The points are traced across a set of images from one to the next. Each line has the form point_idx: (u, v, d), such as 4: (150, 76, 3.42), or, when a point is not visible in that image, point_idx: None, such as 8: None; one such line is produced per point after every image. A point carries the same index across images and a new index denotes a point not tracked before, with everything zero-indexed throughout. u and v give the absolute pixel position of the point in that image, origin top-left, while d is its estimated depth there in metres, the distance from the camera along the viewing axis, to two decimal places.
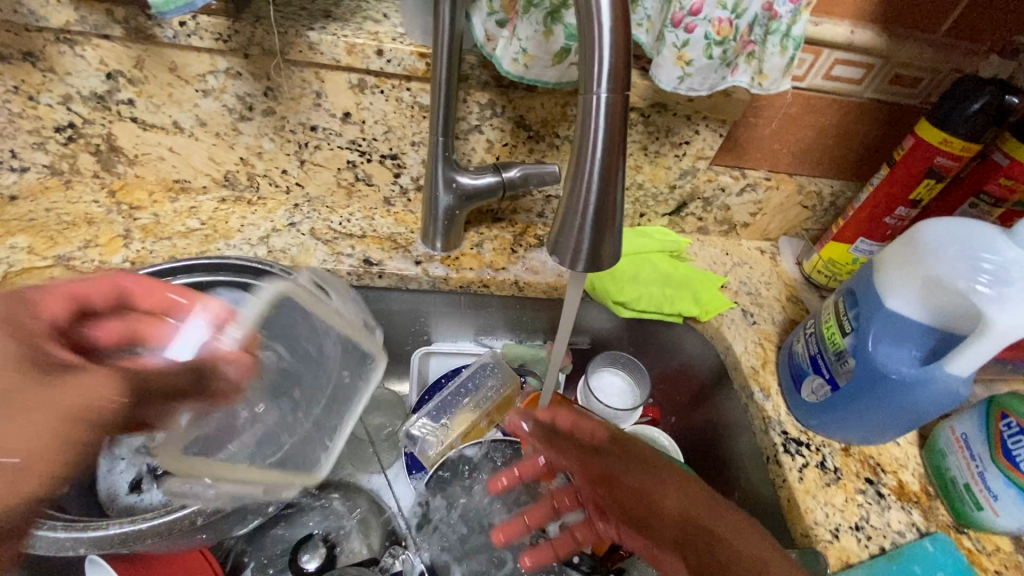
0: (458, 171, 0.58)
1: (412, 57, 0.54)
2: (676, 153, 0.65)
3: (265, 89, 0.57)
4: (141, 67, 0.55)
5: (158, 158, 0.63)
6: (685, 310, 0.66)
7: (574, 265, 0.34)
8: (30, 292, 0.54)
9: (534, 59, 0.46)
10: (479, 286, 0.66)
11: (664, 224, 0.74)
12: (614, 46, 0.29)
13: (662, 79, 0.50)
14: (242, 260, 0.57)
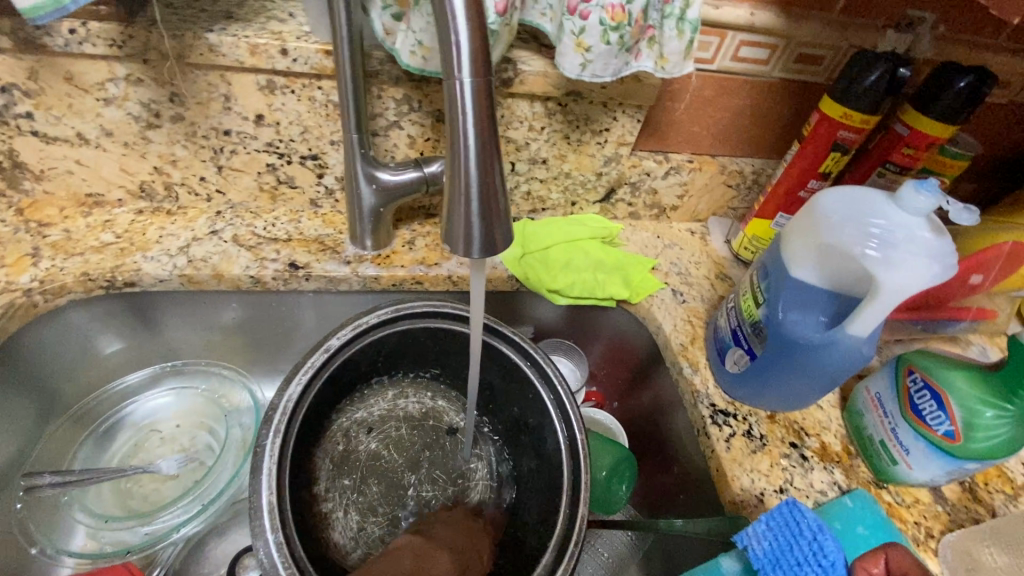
0: (378, 168, 0.58)
1: (319, 55, 0.53)
2: (598, 140, 0.66)
3: (170, 95, 0.55)
4: (35, 79, 0.53)
5: (66, 173, 0.61)
6: (616, 294, 0.67)
7: (466, 253, 0.34)
8: None
9: (431, 51, 0.46)
10: (412, 283, 0.65)
11: (596, 211, 0.75)
12: (471, 28, 0.29)
13: (566, 67, 0.51)
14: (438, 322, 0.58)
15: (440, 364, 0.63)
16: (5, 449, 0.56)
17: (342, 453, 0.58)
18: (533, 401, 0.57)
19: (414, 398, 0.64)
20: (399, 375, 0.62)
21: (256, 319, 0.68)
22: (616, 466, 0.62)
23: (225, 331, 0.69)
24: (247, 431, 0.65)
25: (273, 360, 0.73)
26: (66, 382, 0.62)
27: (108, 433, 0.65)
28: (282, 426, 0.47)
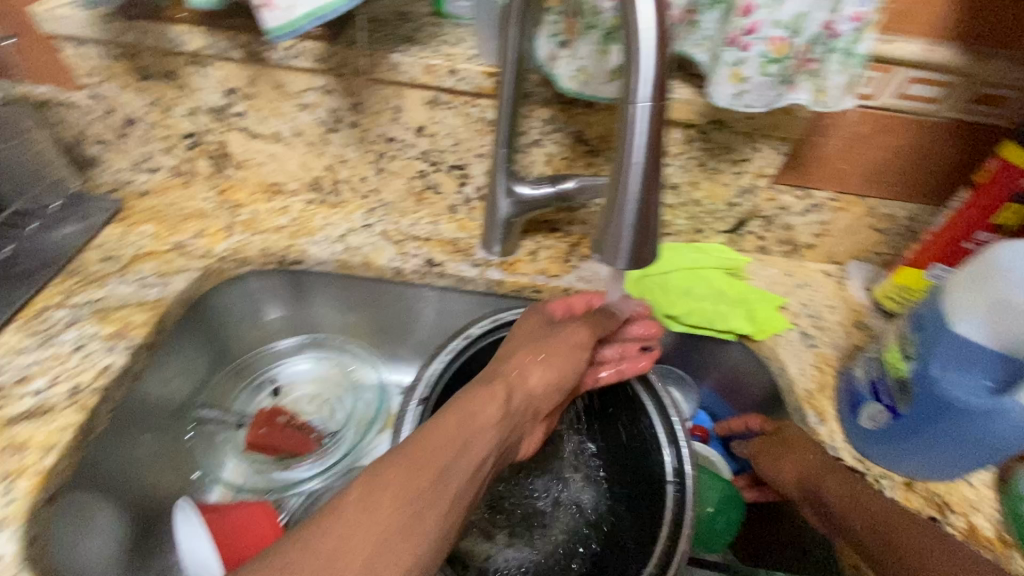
0: (517, 182, 0.62)
1: (481, 76, 0.59)
2: (735, 171, 0.65)
3: (353, 104, 0.64)
4: (254, 85, 0.64)
5: (259, 163, 0.72)
6: (738, 328, 0.65)
7: (614, 263, 0.36)
8: (153, 271, 0.63)
9: (592, 76, 0.49)
10: (533, 291, 0.69)
11: (722, 241, 0.74)
12: (657, 56, 0.31)
13: (717, 96, 0.51)
14: None
15: None
16: (184, 387, 0.67)
17: None
18: (643, 422, 0.58)
19: None
20: None
21: (389, 307, 0.75)
22: (722, 503, 0.60)
23: (362, 315, 0.77)
24: (370, 406, 0.74)
25: (394, 347, 0.80)
26: (234, 339, 0.73)
27: (257, 389, 0.74)
28: (423, 396, 0.53)
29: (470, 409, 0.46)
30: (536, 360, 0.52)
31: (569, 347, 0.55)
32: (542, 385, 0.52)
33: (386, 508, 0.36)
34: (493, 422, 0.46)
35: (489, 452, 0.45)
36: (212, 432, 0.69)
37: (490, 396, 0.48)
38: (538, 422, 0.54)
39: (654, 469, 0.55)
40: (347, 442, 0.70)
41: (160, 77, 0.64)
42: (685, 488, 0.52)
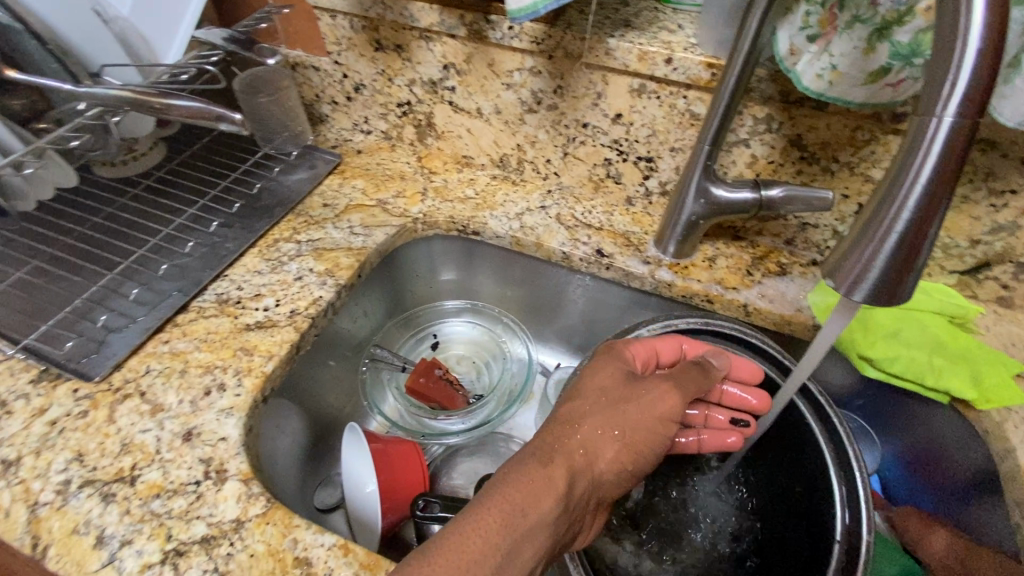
0: (714, 182, 0.58)
1: (699, 67, 0.56)
2: (992, 203, 0.54)
3: (556, 87, 0.65)
4: (469, 62, 0.68)
5: (457, 136, 0.77)
6: (956, 390, 0.54)
7: (850, 292, 0.34)
8: (359, 221, 0.72)
9: (842, 76, 0.44)
10: (703, 300, 0.65)
11: (949, 283, 0.62)
12: (977, 69, 0.28)
13: (1004, 112, 0.42)
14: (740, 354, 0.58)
15: None
16: (366, 325, 0.75)
17: None
18: (817, 475, 0.52)
19: None
20: None
21: (550, 287, 0.77)
22: None
23: (523, 291, 0.79)
24: (515, 378, 0.76)
25: (543, 328, 0.82)
26: (410, 291, 0.80)
27: (420, 340, 0.81)
28: None
29: (520, 512, 0.39)
30: (609, 437, 0.46)
31: (653, 419, 0.48)
32: (611, 471, 0.46)
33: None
34: (548, 524, 0.40)
35: (539, 554, 0.40)
36: (381, 369, 0.76)
37: (547, 485, 0.41)
38: (599, 506, 0.47)
39: (823, 524, 0.50)
40: (490, 407, 0.73)
41: (391, 50, 0.72)
42: (859, 552, 0.45)
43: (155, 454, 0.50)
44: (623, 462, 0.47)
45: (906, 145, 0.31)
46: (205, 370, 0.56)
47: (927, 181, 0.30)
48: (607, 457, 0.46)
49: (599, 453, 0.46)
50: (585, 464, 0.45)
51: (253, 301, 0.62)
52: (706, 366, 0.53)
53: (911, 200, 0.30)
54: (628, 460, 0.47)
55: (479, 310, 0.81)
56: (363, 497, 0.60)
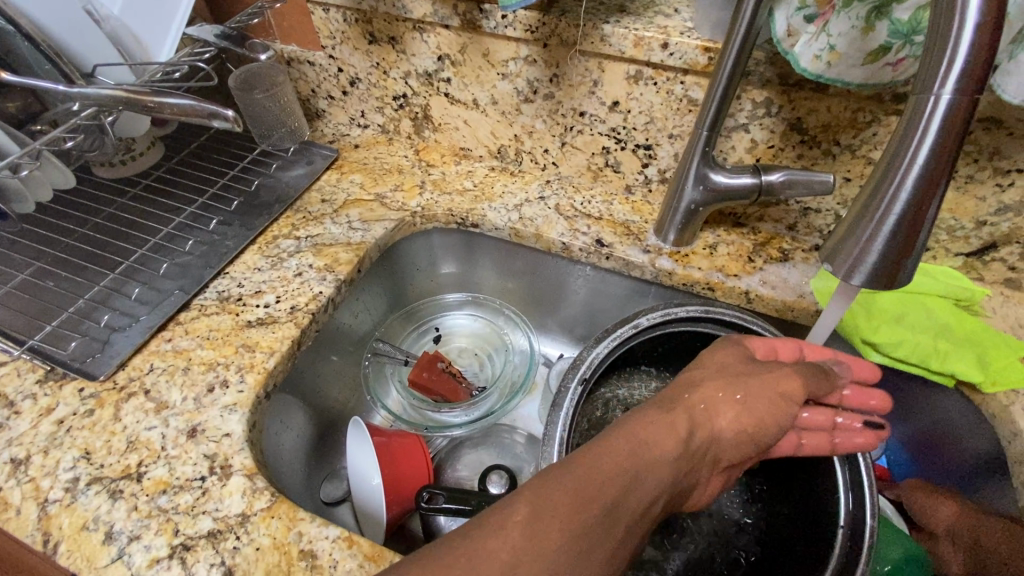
0: (713, 169, 0.57)
1: (696, 51, 0.55)
2: (997, 183, 0.53)
3: (552, 75, 0.65)
4: (463, 52, 0.68)
5: (454, 128, 0.77)
6: (962, 373, 0.53)
7: (850, 276, 0.34)
8: (357, 216, 0.72)
9: (841, 57, 0.43)
10: (704, 288, 0.64)
11: (954, 266, 0.61)
12: (975, 45, 0.27)
13: (1008, 89, 0.41)
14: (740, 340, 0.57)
15: None
16: (367, 319, 0.76)
17: (599, 418, 0.59)
18: (818, 462, 0.52)
19: None
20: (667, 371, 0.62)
21: (550, 277, 0.76)
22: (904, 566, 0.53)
23: (523, 281, 0.79)
24: (517, 370, 0.76)
25: (544, 319, 0.82)
26: (411, 285, 0.80)
27: (422, 333, 0.81)
28: (585, 377, 0.52)
29: (644, 443, 0.40)
30: (729, 398, 0.46)
31: (774, 391, 0.46)
32: (732, 431, 0.45)
33: (556, 537, 0.34)
34: (673, 464, 0.40)
35: (661, 493, 0.40)
36: (383, 363, 0.76)
37: (671, 425, 0.42)
38: (717, 469, 0.46)
39: (823, 509, 0.50)
40: (492, 400, 0.73)
41: (386, 42, 0.71)
42: (861, 540, 0.45)
43: (160, 451, 0.51)
44: (745, 428, 0.46)
45: (903, 124, 0.30)
46: (207, 367, 0.56)
47: (925, 163, 0.29)
48: (727, 417, 0.45)
49: (717, 415, 0.45)
50: (709, 419, 0.45)
51: (254, 298, 0.63)
52: (829, 372, 0.50)
53: (910, 183, 0.30)
54: (752, 429, 0.46)
55: (481, 301, 0.81)
56: (368, 490, 0.61)
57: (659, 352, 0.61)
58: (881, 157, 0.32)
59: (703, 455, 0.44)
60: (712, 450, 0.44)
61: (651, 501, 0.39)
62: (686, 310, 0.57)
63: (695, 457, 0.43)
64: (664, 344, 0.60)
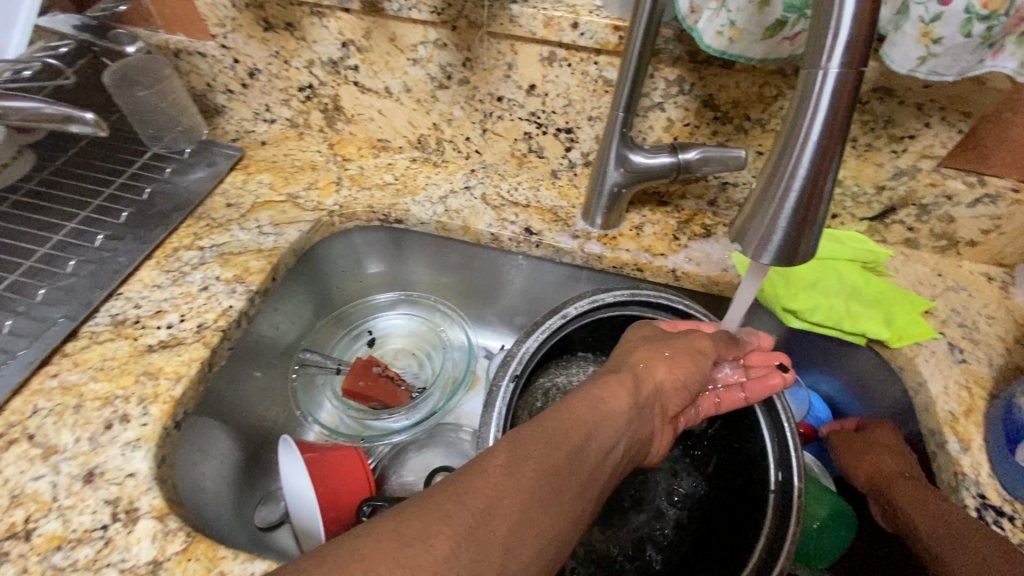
0: (632, 150, 0.57)
1: (606, 31, 0.54)
2: (893, 149, 0.56)
3: (465, 60, 0.62)
4: (368, 37, 0.63)
5: (368, 119, 0.73)
6: (872, 332, 0.57)
7: (757, 256, 0.33)
8: (268, 220, 0.67)
9: (741, 32, 0.43)
10: (634, 269, 0.64)
11: (859, 230, 0.64)
12: (857, 17, 0.27)
13: (896, 59, 0.43)
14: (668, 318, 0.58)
15: None
16: (292, 328, 0.71)
17: (539, 410, 0.57)
18: (750, 430, 0.54)
19: None
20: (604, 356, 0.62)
21: (481, 269, 0.74)
22: (832, 521, 0.55)
23: (454, 275, 0.77)
24: (458, 366, 0.74)
25: (482, 311, 0.80)
26: (336, 289, 0.76)
27: (355, 338, 0.77)
28: (517, 372, 0.51)
29: (598, 399, 0.44)
30: (662, 357, 0.49)
31: (694, 349, 0.51)
32: (670, 382, 0.49)
33: (532, 476, 0.36)
34: (623, 410, 0.44)
35: (619, 441, 0.43)
36: (313, 375, 0.72)
37: (616, 386, 0.46)
38: (666, 423, 0.50)
39: (756, 474, 0.51)
40: (434, 399, 0.70)
41: (283, 29, 0.65)
42: (792, 499, 0.47)
43: (51, 502, 0.45)
44: (681, 379, 0.50)
45: (797, 100, 0.30)
46: (103, 402, 0.51)
47: (818, 138, 0.29)
48: (666, 372, 0.49)
49: (660, 369, 0.49)
50: (652, 375, 0.49)
51: (154, 319, 0.57)
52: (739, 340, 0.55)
53: (805, 159, 0.30)
54: (683, 380, 0.50)
55: (415, 300, 0.78)
56: (305, 510, 0.57)
57: (597, 338, 0.60)
58: (778, 134, 0.31)
59: (650, 406, 0.47)
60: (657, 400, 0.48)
61: (614, 440, 0.42)
62: (615, 295, 0.57)
63: (645, 408, 0.46)
64: (598, 331, 0.59)
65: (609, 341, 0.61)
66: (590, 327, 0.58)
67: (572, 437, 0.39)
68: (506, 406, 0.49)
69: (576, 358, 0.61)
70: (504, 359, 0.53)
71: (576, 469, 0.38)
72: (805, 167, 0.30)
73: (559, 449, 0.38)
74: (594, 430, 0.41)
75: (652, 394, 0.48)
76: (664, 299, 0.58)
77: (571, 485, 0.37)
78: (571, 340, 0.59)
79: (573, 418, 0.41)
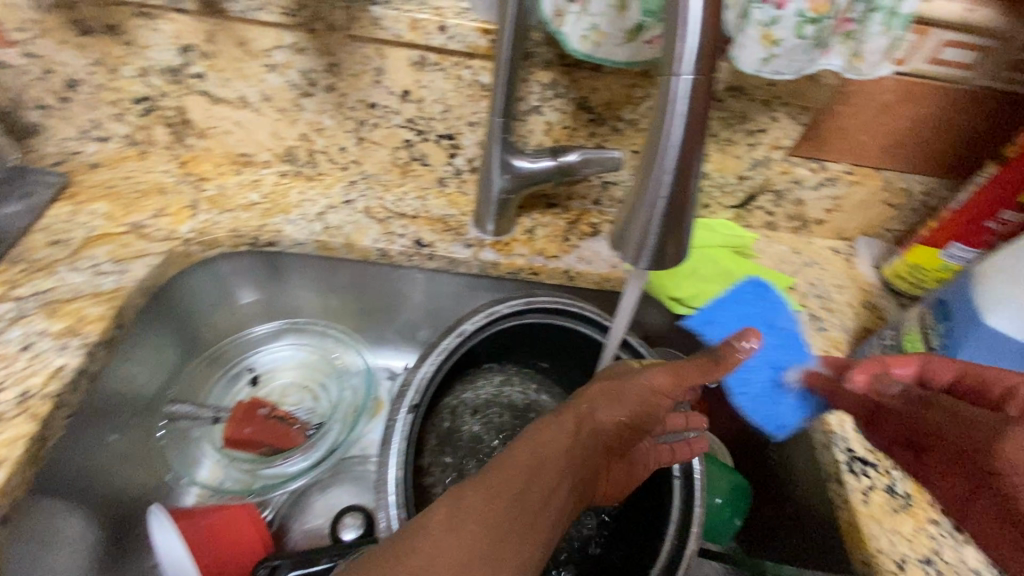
0: (515, 155, 0.56)
1: (475, 34, 0.52)
2: (749, 142, 0.61)
3: (328, 65, 0.57)
4: (212, 42, 0.56)
5: (224, 132, 0.65)
6: (747, 312, 0.62)
7: (637, 261, 0.34)
8: (107, 256, 0.57)
9: (604, 36, 0.44)
10: (530, 273, 0.64)
11: (729, 218, 0.69)
12: (702, 27, 0.28)
13: (743, 60, 0.46)
14: (568, 323, 0.57)
15: (551, 358, 0.61)
16: (154, 379, 0.62)
17: (447, 429, 0.56)
18: None
19: (519, 387, 0.62)
20: (509, 362, 0.60)
21: (373, 287, 0.70)
22: (730, 494, 0.59)
23: (343, 296, 0.71)
24: (357, 393, 0.69)
25: (379, 330, 0.76)
26: (205, 326, 0.67)
27: (235, 378, 0.70)
28: (414, 402, 0.48)
29: (536, 444, 0.39)
30: (600, 389, 0.45)
31: (644, 387, 0.46)
32: (614, 421, 0.44)
33: (458, 542, 0.33)
34: (566, 455, 0.39)
35: (565, 488, 0.38)
36: (186, 427, 0.63)
37: (557, 426, 0.41)
38: (615, 461, 0.45)
39: None
40: (335, 433, 0.66)
41: (102, 32, 0.56)
42: (693, 483, 0.49)
43: None
44: (620, 412, 0.45)
45: (658, 108, 0.30)
46: None
47: (680, 144, 0.30)
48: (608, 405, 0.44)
49: (602, 404, 0.44)
50: (599, 406, 0.44)
51: None
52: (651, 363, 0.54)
53: (669, 166, 0.30)
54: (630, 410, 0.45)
55: (302, 328, 0.72)
56: None
57: (500, 347, 0.58)
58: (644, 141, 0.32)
59: (598, 442, 0.43)
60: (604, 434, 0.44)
61: (558, 489, 0.38)
62: (511, 304, 0.55)
63: (591, 446, 0.42)
64: (499, 340, 0.57)
65: (512, 348, 0.59)
66: (490, 338, 0.56)
67: (507, 496, 0.35)
68: (404, 437, 0.46)
69: (480, 370, 0.59)
70: (399, 390, 0.49)
71: (513, 532, 0.34)
72: (670, 172, 0.30)
73: (491, 511, 0.34)
74: (532, 487, 0.36)
75: (602, 426, 0.44)
76: (561, 302, 0.56)
77: (507, 550, 0.33)
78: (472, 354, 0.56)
79: (508, 473, 0.37)
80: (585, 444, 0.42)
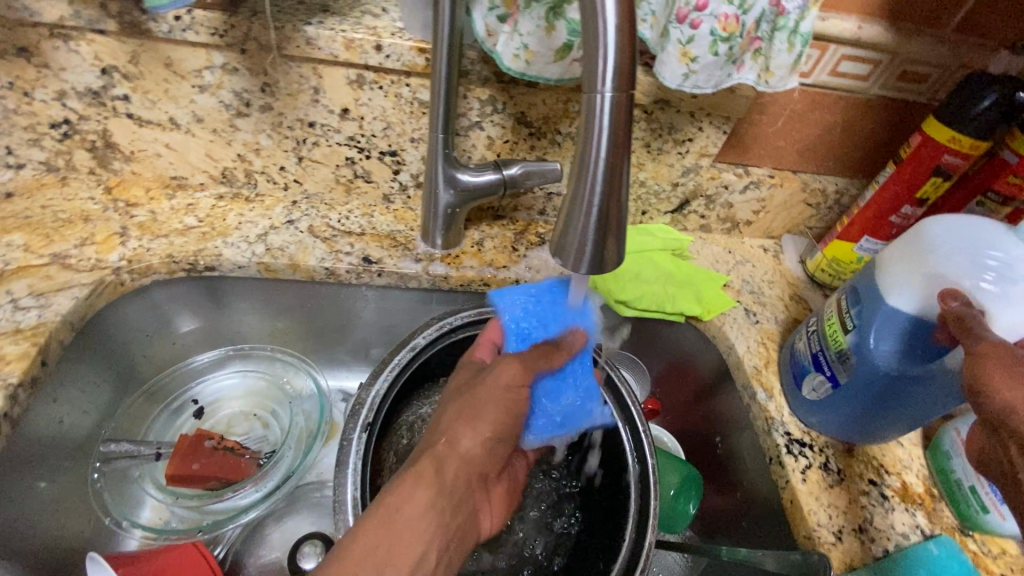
0: (458, 170, 0.57)
1: (412, 53, 0.53)
2: (679, 150, 0.64)
3: (263, 85, 0.56)
4: (136, 63, 0.54)
5: (154, 155, 0.62)
6: (687, 310, 0.65)
7: (577, 267, 0.35)
8: (26, 291, 0.53)
9: (535, 55, 0.45)
10: (480, 284, 0.64)
11: (666, 222, 0.73)
12: (618, 47, 0.30)
13: (667, 76, 0.49)
14: None
15: None
16: (87, 419, 0.58)
17: (405, 448, 0.52)
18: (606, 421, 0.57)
19: None
20: None
21: (320, 308, 0.68)
22: (683, 485, 0.62)
23: (289, 318, 0.69)
24: (311, 417, 0.66)
25: (331, 350, 0.74)
26: (142, 358, 0.64)
27: (178, 411, 0.66)
28: (368, 421, 0.48)
29: (408, 490, 0.41)
30: (452, 420, 0.46)
31: (499, 392, 0.48)
32: (478, 446, 0.46)
33: None
34: (428, 507, 0.40)
35: (429, 539, 0.39)
36: (124, 468, 0.59)
37: (428, 471, 0.42)
38: (490, 485, 0.48)
39: (618, 461, 0.54)
40: (288, 460, 0.62)
41: (12, 54, 0.53)
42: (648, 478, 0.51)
43: None
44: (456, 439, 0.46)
45: (583, 121, 0.32)
46: None
47: (606, 153, 0.32)
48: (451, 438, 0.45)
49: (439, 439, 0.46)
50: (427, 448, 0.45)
51: None
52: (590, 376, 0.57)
53: (598, 174, 0.32)
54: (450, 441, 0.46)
55: (247, 355, 0.69)
56: None
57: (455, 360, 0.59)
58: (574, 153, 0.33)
59: (461, 477, 0.44)
60: (468, 468, 0.45)
61: (424, 540, 0.39)
62: (461, 316, 0.56)
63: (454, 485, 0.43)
64: (453, 353, 0.58)
65: None
66: (443, 351, 0.57)
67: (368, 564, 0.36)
68: (361, 458, 0.46)
69: (437, 384, 0.59)
70: (352, 410, 0.49)
71: None
72: (600, 181, 0.32)
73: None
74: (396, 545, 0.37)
75: (436, 458, 0.44)
76: None
77: None
78: (426, 369, 0.56)
79: (370, 532, 0.37)
80: (448, 486, 0.43)
